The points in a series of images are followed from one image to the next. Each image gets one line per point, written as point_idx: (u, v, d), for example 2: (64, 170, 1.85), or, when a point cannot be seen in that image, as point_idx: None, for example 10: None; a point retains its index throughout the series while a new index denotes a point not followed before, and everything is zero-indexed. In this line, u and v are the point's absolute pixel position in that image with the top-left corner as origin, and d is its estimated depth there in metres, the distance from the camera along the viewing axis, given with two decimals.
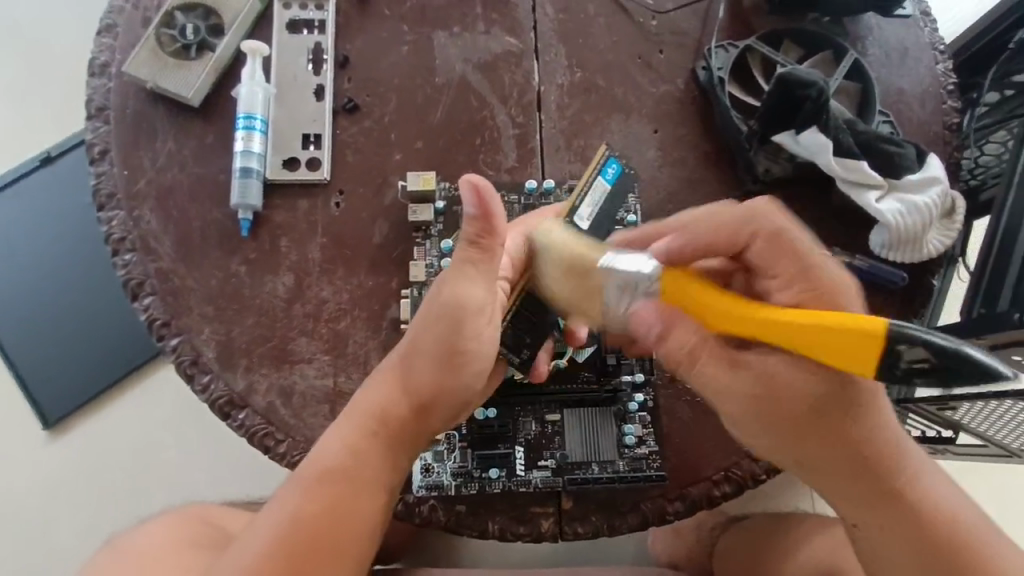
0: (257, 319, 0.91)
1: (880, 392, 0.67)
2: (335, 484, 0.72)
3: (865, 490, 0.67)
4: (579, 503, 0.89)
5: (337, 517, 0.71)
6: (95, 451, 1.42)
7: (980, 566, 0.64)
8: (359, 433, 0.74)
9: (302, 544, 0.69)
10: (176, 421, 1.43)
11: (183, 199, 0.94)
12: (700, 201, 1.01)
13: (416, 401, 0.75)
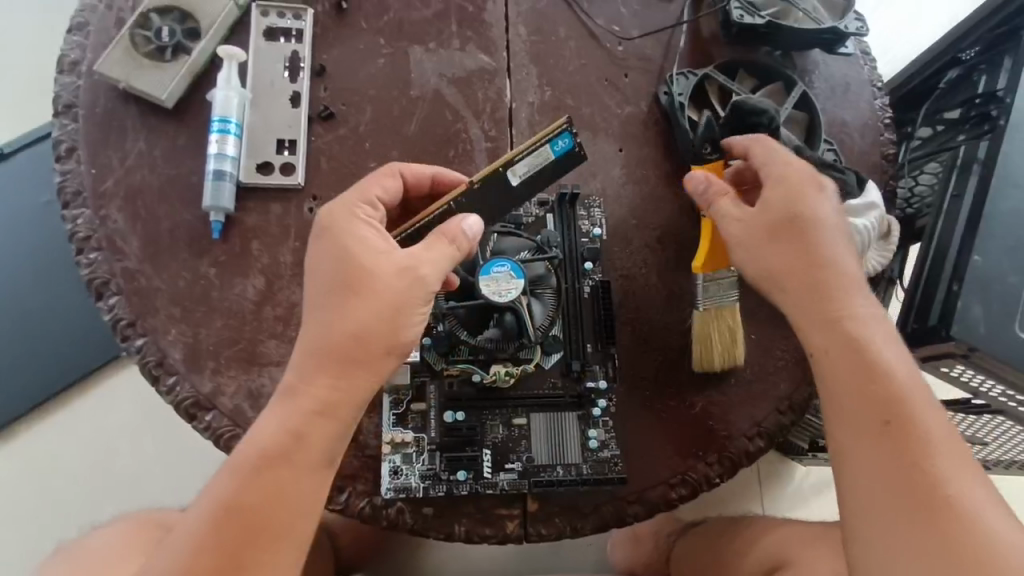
0: (226, 321, 0.91)
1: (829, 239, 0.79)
2: (270, 463, 0.70)
3: (832, 333, 0.76)
4: (543, 506, 0.91)
5: (277, 504, 0.70)
6: (47, 455, 1.36)
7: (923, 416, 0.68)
8: (294, 413, 0.72)
9: (240, 524, 0.68)
10: (133, 427, 1.39)
11: (153, 199, 0.94)
12: (664, 217, 1.06)
13: (342, 363, 0.74)
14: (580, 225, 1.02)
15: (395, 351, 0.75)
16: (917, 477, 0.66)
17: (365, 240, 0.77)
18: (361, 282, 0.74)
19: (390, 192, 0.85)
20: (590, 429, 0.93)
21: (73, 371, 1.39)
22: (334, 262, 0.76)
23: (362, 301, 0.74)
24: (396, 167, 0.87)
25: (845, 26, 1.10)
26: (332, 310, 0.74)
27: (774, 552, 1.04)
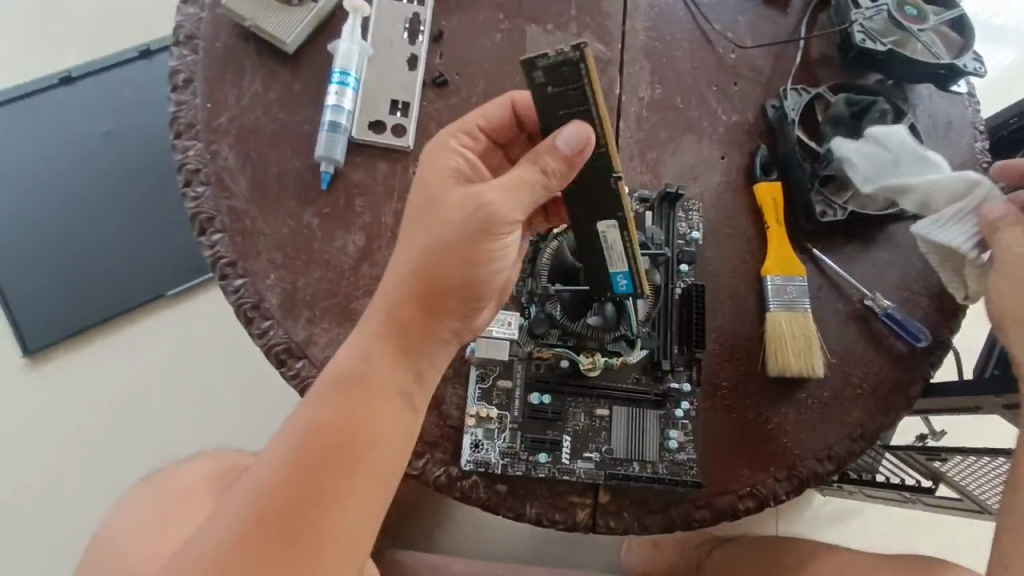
0: (324, 273, 0.90)
1: None
2: (349, 389, 0.70)
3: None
4: (615, 499, 0.91)
5: (353, 427, 0.68)
6: (120, 381, 1.47)
7: None
8: (367, 340, 0.73)
9: (316, 449, 0.66)
10: (167, 370, 1.49)
11: (264, 142, 0.93)
12: (760, 229, 1.05)
13: (421, 294, 0.73)
14: (678, 226, 1.03)
15: (471, 287, 0.74)
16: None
17: (445, 177, 0.76)
18: (437, 214, 0.74)
19: (492, 122, 0.81)
20: (669, 429, 0.93)
21: (144, 294, 1.48)
22: (412, 198, 0.77)
23: (432, 235, 0.73)
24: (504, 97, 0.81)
25: (961, 65, 1.08)
26: (407, 248, 0.74)
27: None
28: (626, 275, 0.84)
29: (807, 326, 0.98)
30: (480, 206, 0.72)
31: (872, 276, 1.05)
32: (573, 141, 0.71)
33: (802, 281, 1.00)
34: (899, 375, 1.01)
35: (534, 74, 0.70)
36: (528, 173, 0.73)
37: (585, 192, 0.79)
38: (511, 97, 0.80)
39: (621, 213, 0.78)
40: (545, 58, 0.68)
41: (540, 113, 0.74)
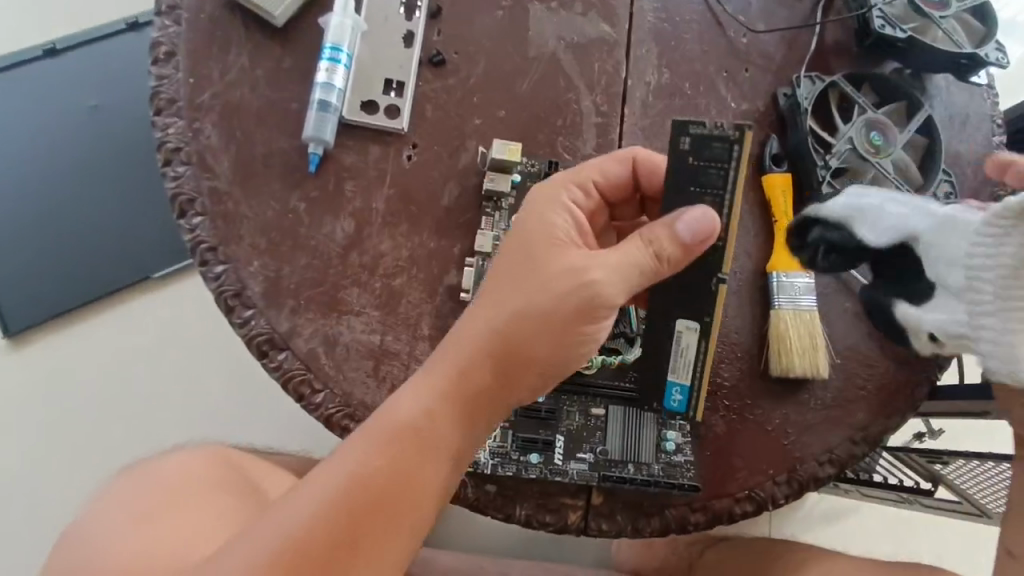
0: (310, 260, 0.86)
1: None
2: (407, 443, 0.66)
3: None
4: (608, 500, 0.88)
5: (405, 480, 0.65)
6: (107, 364, 1.43)
7: None
8: (431, 390, 0.69)
9: (363, 503, 0.63)
10: (153, 354, 1.45)
11: (250, 121, 0.89)
12: (767, 223, 1.01)
13: (502, 362, 0.71)
14: None
15: (550, 361, 0.72)
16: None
17: (551, 232, 0.75)
18: (536, 276, 0.72)
19: (609, 178, 0.81)
20: (666, 430, 0.89)
21: (128, 277, 1.44)
22: (507, 250, 0.76)
23: (529, 299, 0.71)
24: (629, 153, 0.81)
25: (984, 54, 1.04)
26: (493, 304, 0.72)
27: None
28: (683, 391, 0.84)
29: (812, 325, 0.94)
30: (580, 278, 0.71)
31: None
32: (693, 227, 0.71)
33: (809, 278, 0.96)
34: (906, 377, 0.97)
35: (681, 140, 0.75)
36: (639, 254, 0.72)
37: (685, 282, 0.79)
38: (635, 154, 0.81)
39: (707, 319, 0.79)
40: (699, 127, 0.74)
41: (671, 182, 0.76)
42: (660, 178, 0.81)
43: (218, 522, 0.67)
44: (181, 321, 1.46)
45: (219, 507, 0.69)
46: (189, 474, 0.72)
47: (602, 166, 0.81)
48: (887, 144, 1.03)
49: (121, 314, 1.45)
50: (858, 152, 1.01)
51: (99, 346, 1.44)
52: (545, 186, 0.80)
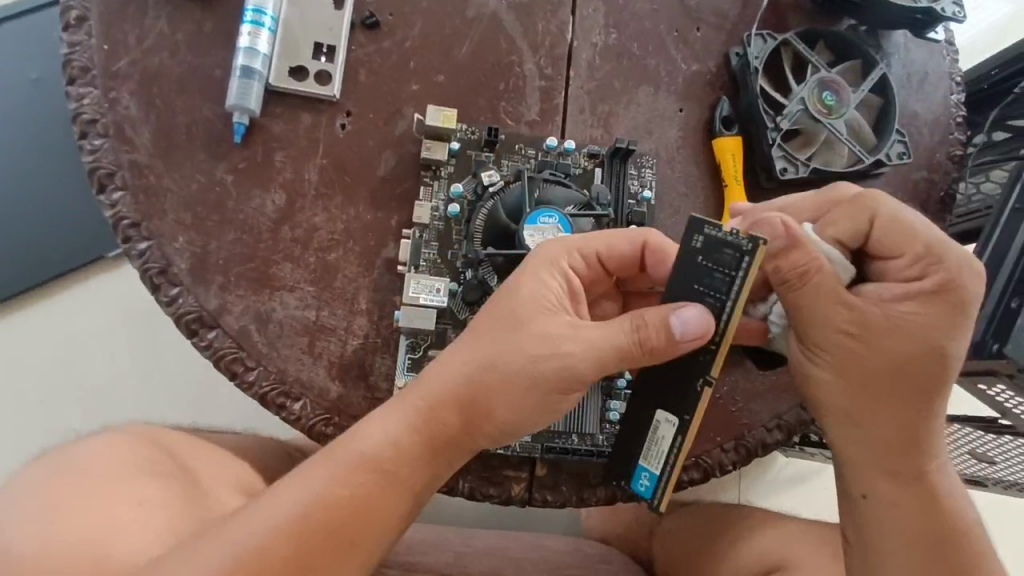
0: (239, 235, 0.83)
1: (944, 296, 0.68)
2: (368, 474, 0.64)
3: (875, 413, 0.70)
4: (552, 471, 0.88)
5: (367, 512, 0.63)
6: (58, 347, 1.32)
7: (935, 491, 0.72)
8: (404, 425, 0.66)
9: (320, 529, 0.61)
10: (108, 333, 1.33)
11: (171, 89, 0.84)
12: (716, 188, 0.99)
13: (470, 402, 0.68)
14: (629, 184, 0.95)
15: (526, 418, 0.69)
16: (931, 533, 0.71)
17: (542, 299, 0.70)
18: (517, 330, 0.68)
19: (615, 254, 0.74)
20: (611, 400, 0.87)
21: (48, 270, 1.31)
22: (496, 303, 0.70)
23: (511, 359, 0.67)
24: (643, 233, 0.74)
25: (941, 8, 1.00)
26: (471, 347, 0.69)
27: (767, 550, 1.01)
28: (651, 478, 0.75)
29: None
30: (562, 346, 0.67)
31: None
32: (688, 325, 0.65)
33: None
34: None
35: (692, 239, 0.69)
36: (624, 340, 0.67)
37: (669, 371, 0.73)
38: (648, 237, 0.74)
39: (687, 417, 0.71)
40: (713, 230, 0.68)
41: (675, 275, 0.70)
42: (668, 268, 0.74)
43: (144, 512, 0.63)
44: (133, 302, 1.34)
45: (145, 492, 0.65)
46: (108, 457, 0.67)
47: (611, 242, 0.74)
48: (840, 104, 0.99)
49: (76, 289, 1.34)
50: (809, 114, 0.98)
51: (45, 322, 1.33)
52: (543, 252, 0.73)
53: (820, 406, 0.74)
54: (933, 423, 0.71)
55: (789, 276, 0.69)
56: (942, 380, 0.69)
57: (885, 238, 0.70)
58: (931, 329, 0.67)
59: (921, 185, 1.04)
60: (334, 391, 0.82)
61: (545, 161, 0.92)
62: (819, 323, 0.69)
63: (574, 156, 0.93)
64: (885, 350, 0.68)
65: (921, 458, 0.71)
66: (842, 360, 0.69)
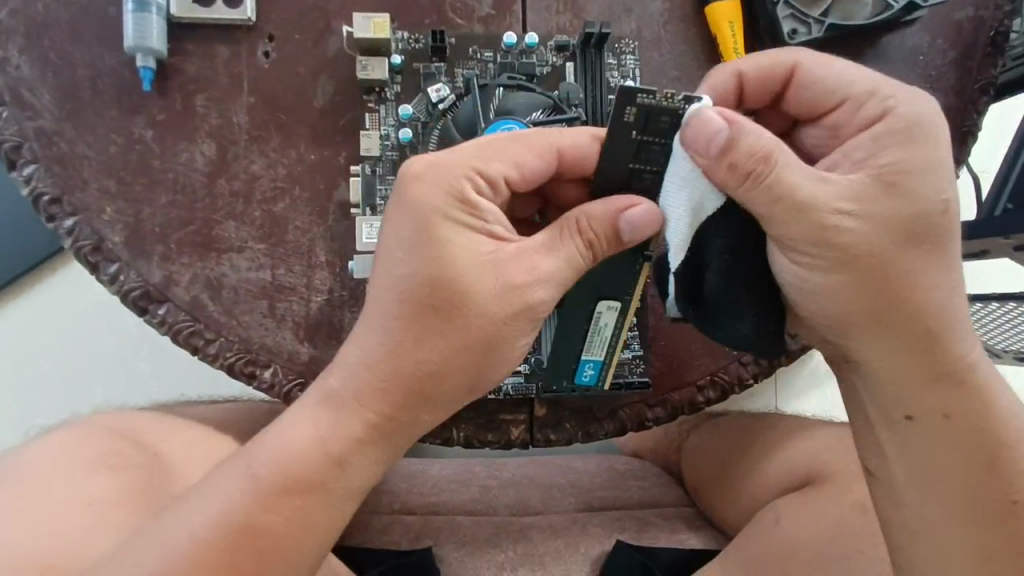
0: (172, 197, 0.75)
1: (927, 144, 0.56)
2: (301, 493, 0.56)
3: (883, 313, 0.57)
4: (553, 410, 0.81)
5: (288, 519, 0.56)
6: (16, 353, 1.16)
7: (984, 389, 0.60)
8: (338, 432, 0.56)
9: (246, 550, 0.54)
10: (67, 329, 1.16)
11: (65, 38, 0.74)
12: (715, 67, 0.83)
13: (416, 390, 0.56)
14: (609, 76, 0.81)
15: (479, 385, 0.58)
16: (979, 447, 0.60)
17: (473, 248, 0.56)
18: (464, 305, 0.55)
19: (527, 169, 0.59)
20: None
21: (32, 253, 1.14)
22: (415, 268, 0.55)
23: (459, 333, 0.55)
24: (552, 142, 0.59)
25: None
26: (387, 323, 0.55)
27: (800, 462, 0.93)
28: (596, 365, 0.76)
29: None
30: (529, 293, 0.56)
31: None
32: (640, 227, 0.58)
33: None
34: None
35: (624, 112, 0.57)
36: (580, 258, 0.58)
37: (607, 269, 0.67)
38: (558, 148, 0.59)
39: (629, 298, 0.70)
40: (648, 96, 0.57)
41: (610, 149, 0.60)
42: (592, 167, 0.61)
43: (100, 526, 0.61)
44: (93, 288, 1.16)
45: (94, 492, 0.64)
46: (63, 459, 0.67)
47: (515, 160, 0.58)
48: None
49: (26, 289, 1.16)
50: None
51: None
52: (431, 193, 0.55)
53: (825, 322, 0.60)
54: (956, 310, 0.59)
55: (752, 166, 0.54)
56: (943, 249, 0.57)
57: (817, 91, 0.61)
58: (921, 189, 0.55)
59: (966, 26, 0.86)
60: (304, 352, 0.76)
61: (506, 63, 0.78)
62: (801, 225, 0.55)
63: (538, 51, 0.79)
64: (895, 221, 0.55)
65: (952, 361, 0.59)
66: (854, 248, 0.55)
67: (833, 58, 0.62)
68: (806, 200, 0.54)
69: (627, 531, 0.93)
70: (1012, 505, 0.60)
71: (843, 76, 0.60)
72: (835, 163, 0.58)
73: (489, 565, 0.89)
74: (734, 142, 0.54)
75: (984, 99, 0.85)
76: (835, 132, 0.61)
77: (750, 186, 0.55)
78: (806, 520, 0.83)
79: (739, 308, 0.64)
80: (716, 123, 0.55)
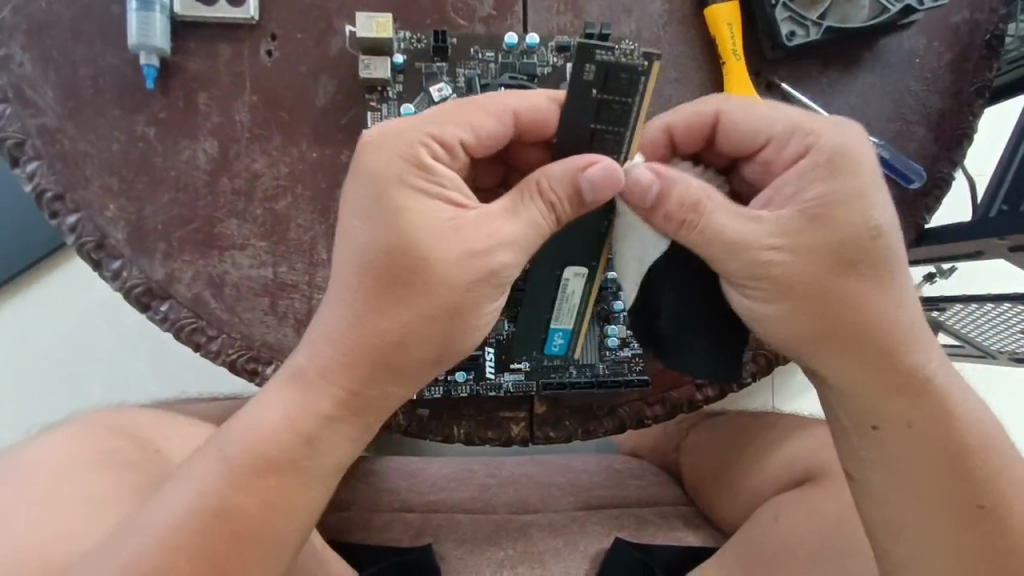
0: (174, 195, 0.75)
1: (853, 168, 0.57)
2: (275, 473, 0.56)
3: (828, 337, 0.59)
4: (553, 407, 0.82)
5: (288, 513, 0.56)
6: (16, 350, 1.16)
7: (942, 400, 0.60)
8: (305, 409, 0.56)
9: (220, 531, 0.54)
10: (68, 327, 1.16)
11: (68, 36, 0.74)
12: (714, 68, 0.84)
13: (382, 361, 0.56)
14: None
15: (448, 354, 0.58)
16: (945, 457, 0.60)
17: (430, 212, 0.56)
18: (425, 272, 0.55)
19: (485, 133, 0.59)
20: (609, 325, 0.80)
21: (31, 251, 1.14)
22: (374, 235, 0.55)
23: (422, 298, 0.55)
24: (507, 103, 0.59)
25: None
26: (350, 295, 0.56)
27: (797, 460, 0.94)
28: (565, 334, 0.73)
29: None
30: (489, 259, 0.56)
31: (850, 109, 0.86)
32: (602, 186, 0.56)
33: None
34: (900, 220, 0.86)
35: (583, 70, 0.58)
36: (540, 219, 0.57)
37: (566, 234, 0.65)
38: (514, 109, 0.60)
39: (595, 263, 0.66)
40: (606, 53, 0.57)
41: (570, 110, 0.60)
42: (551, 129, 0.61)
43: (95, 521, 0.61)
44: (93, 286, 1.16)
45: (96, 488, 0.65)
46: (64, 456, 0.68)
47: (472, 122, 0.58)
48: None
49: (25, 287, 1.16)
50: None
51: None
52: (387, 158, 0.56)
53: (779, 341, 0.61)
54: (906, 325, 0.59)
55: (683, 214, 0.57)
56: (889, 266, 0.58)
57: (744, 132, 0.62)
58: (852, 211, 0.56)
59: (962, 29, 0.87)
60: None
61: (507, 64, 0.79)
62: (738, 259, 0.57)
63: (539, 52, 0.79)
64: (830, 246, 0.57)
65: (906, 374, 0.60)
66: (794, 273, 0.57)
67: (753, 101, 0.63)
68: (736, 241, 0.57)
69: (626, 529, 0.94)
70: (980, 509, 0.60)
71: (764, 119, 0.61)
72: (768, 200, 0.60)
73: (489, 563, 0.89)
74: (666, 191, 0.57)
75: (980, 102, 0.86)
76: (764, 169, 0.62)
77: (690, 234, 0.57)
78: (803, 519, 0.84)
79: (691, 346, 0.68)
80: (649, 181, 0.57)
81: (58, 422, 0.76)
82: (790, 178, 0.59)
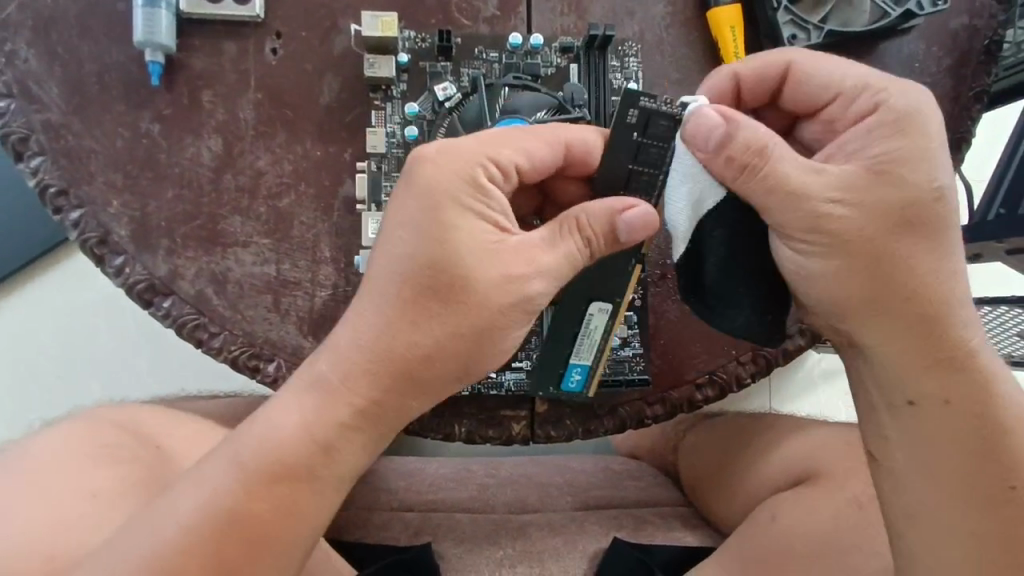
0: (178, 191, 0.75)
1: (919, 131, 0.57)
2: (288, 478, 0.55)
3: (877, 299, 0.59)
4: (554, 406, 0.82)
5: (290, 509, 0.56)
6: (14, 346, 1.16)
7: (982, 375, 0.61)
8: (324, 420, 0.56)
9: (232, 538, 0.54)
10: (66, 324, 1.16)
11: (74, 32, 0.74)
12: (716, 70, 0.84)
13: (403, 374, 0.56)
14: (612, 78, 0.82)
15: (467, 373, 0.59)
16: (979, 433, 0.60)
17: (475, 232, 0.56)
18: (464, 292, 0.55)
19: (535, 159, 0.60)
20: None
21: (27, 248, 1.14)
22: (417, 246, 0.55)
23: (453, 319, 0.56)
24: (560, 134, 0.61)
25: None
26: (385, 304, 0.56)
27: (796, 460, 0.95)
28: (583, 371, 0.76)
29: None
30: (525, 287, 0.57)
31: None
32: (636, 230, 0.59)
33: None
34: None
35: (628, 112, 0.61)
36: (577, 254, 0.59)
37: (599, 269, 0.69)
38: (567, 142, 0.61)
39: (622, 299, 0.71)
40: (650, 100, 0.61)
41: (614, 146, 0.63)
42: (594, 163, 0.63)
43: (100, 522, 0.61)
44: (93, 283, 1.16)
45: (97, 482, 0.65)
46: (66, 450, 0.68)
47: (526, 148, 0.59)
48: None
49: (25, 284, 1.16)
50: None
51: None
52: (439, 171, 0.56)
53: (823, 305, 0.61)
54: (953, 295, 0.60)
55: (747, 159, 0.57)
56: (943, 235, 0.58)
57: (816, 86, 0.62)
58: (912, 171, 0.57)
59: (961, 34, 0.88)
60: (308, 347, 0.76)
61: (511, 64, 0.79)
62: (796, 212, 0.57)
63: (543, 52, 0.80)
64: (887, 206, 0.57)
65: (954, 346, 0.60)
66: (852, 230, 0.57)
67: (829, 57, 0.63)
68: (801, 189, 0.56)
69: (624, 529, 0.94)
70: (1011, 490, 0.60)
71: (838, 76, 0.61)
72: (829, 155, 0.60)
73: (488, 562, 0.89)
74: (731, 136, 0.57)
75: (978, 107, 0.86)
76: (829, 125, 0.63)
77: (750, 184, 0.57)
78: (801, 519, 0.84)
79: (737, 300, 0.65)
80: (715, 122, 0.58)
81: (59, 418, 0.76)
82: (863, 131, 0.58)
